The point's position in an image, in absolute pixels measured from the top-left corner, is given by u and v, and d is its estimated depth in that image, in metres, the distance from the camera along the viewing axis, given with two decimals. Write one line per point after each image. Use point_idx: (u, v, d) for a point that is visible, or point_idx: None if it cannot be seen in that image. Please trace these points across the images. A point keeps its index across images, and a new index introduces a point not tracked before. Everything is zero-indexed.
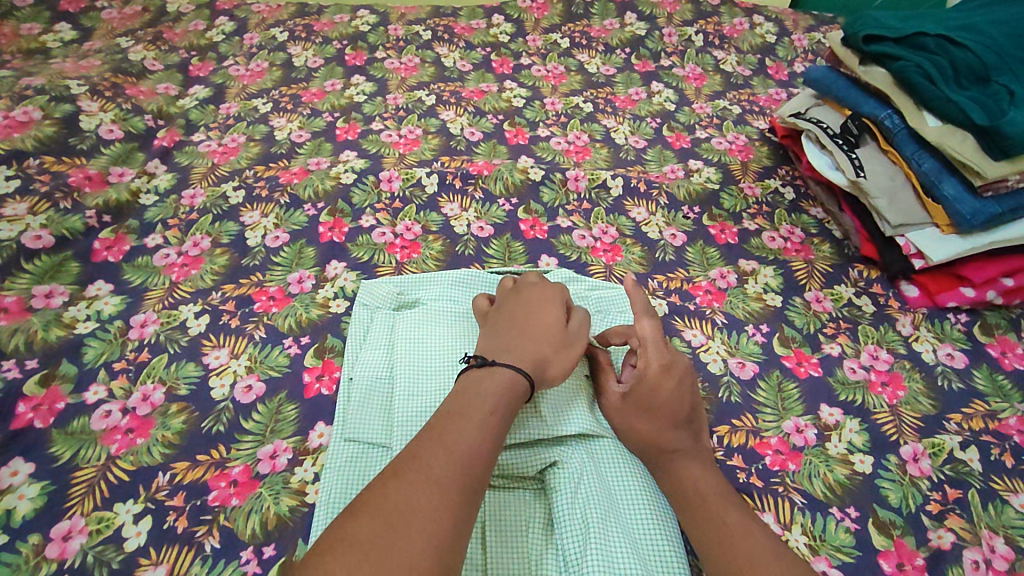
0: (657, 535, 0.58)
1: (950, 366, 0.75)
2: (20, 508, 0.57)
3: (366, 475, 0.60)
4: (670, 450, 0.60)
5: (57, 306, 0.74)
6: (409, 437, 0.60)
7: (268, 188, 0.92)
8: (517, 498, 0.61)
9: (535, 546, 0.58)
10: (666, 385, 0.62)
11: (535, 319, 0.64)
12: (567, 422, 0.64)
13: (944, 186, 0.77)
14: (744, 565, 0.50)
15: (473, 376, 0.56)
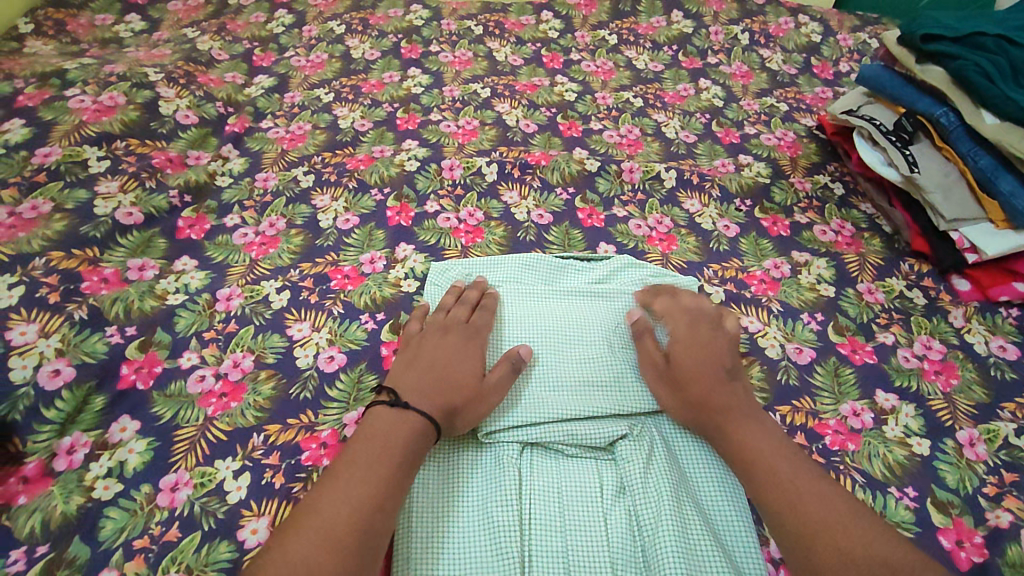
0: (726, 510, 0.62)
1: (1003, 357, 0.78)
2: (131, 461, 0.62)
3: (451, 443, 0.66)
4: (723, 413, 0.61)
5: (149, 278, 0.78)
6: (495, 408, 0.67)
7: (337, 173, 0.96)
8: (589, 466, 0.64)
9: (610, 509, 0.61)
10: (696, 337, 0.68)
11: (457, 361, 0.66)
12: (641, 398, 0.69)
13: (1001, 182, 0.79)
14: (820, 534, 0.51)
15: (389, 419, 0.59)
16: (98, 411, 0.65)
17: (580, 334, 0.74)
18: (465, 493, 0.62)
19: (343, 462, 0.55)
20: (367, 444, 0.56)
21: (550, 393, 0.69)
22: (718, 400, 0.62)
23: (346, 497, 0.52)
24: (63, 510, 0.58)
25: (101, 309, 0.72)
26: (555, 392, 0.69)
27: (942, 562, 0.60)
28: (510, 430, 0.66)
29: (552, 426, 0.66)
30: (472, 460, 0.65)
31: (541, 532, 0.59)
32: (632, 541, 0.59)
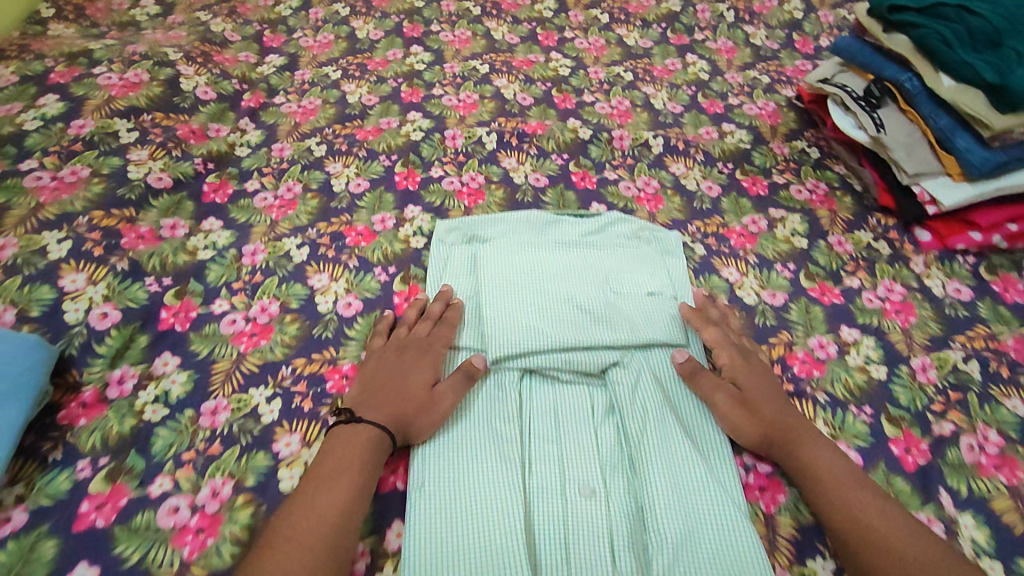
0: (701, 420, 0.71)
1: (957, 299, 0.86)
2: (175, 390, 0.70)
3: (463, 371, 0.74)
4: (798, 441, 0.66)
5: (181, 236, 0.85)
6: (502, 337, 0.75)
7: (347, 144, 1.03)
8: (583, 390, 0.73)
9: (599, 424, 0.70)
10: (754, 369, 0.73)
11: (408, 374, 0.70)
12: (633, 331, 0.76)
13: (958, 139, 0.86)
14: (887, 556, 0.56)
15: (342, 435, 0.64)
16: (143, 347, 0.73)
17: (577, 276, 0.82)
18: (473, 410, 0.70)
19: (301, 491, 0.59)
20: (324, 476, 0.60)
21: (551, 325, 0.76)
22: (793, 426, 0.67)
23: (314, 509, 0.57)
24: (119, 430, 0.67)
25: (140, 263, 0.80)
26: (555, 325, 0.76)
27: (891, 465, 0.69)
28: (514, 359, 0.74)
29: (551, 354, 0.74)
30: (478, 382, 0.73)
31: (539, 443, 0.68)
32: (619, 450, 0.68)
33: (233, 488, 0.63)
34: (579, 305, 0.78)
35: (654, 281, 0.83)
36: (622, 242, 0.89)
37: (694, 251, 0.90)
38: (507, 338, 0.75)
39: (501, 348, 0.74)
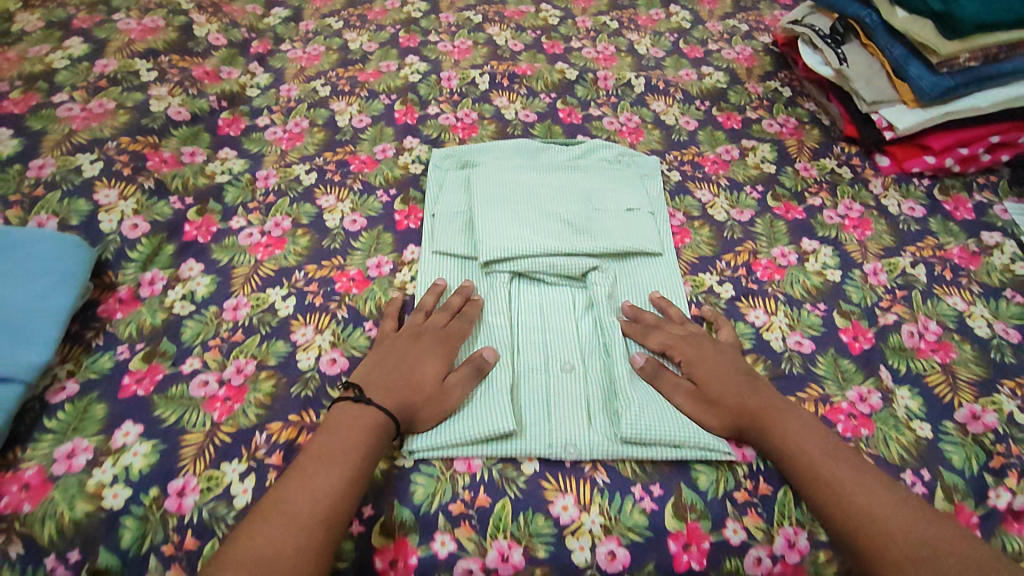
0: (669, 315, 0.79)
1: (912, 215, 0.94)
2: (200, 290, 0.79)
3: (456, 275, 0.82)
4: (767, 430, 0.65)
5: (200, 162, 0.93)
6: (491, 243, 0.81)
7: (350, 85, 1.10)
8: (565, 291, 0.81)
9: (579, 318, 0.78)
10: (709, 355, 0.71)
11: (419, 364, 0.69)
12: (611, 240, 0.83)
13: (910, 68, 0.94)
14: (868, 523, 0.58)
15: (348, 412, 0.64)
16: (171, 255, 0.82)
17: (562, 194, 0.89)
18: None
19: (299, 466, 0.59)
20: (324, 458, 0.59)
21: (537, 235, 0.83)
22: (755, 410, 0.67)
23: (309, 488, 0.57)
24: (151, 322, 0.75)
25: (164, 183, 0.87)
26: (540, 234, 0.83)
27: (839, 350, 0.77)
28: (502, 264, 0.81)
29: (536, 259, 0.81)
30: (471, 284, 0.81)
31: (525, 333, 0.76)
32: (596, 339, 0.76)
33: (255, 366, 0.72)
34: (562, 218, 0.85)
35: (632, 199, 0.90)
36: (603, 167, 0.96)
37: (670, 176, 0.98)
38: (496, 244, 0.81)
39: (490, 253, 0.81)
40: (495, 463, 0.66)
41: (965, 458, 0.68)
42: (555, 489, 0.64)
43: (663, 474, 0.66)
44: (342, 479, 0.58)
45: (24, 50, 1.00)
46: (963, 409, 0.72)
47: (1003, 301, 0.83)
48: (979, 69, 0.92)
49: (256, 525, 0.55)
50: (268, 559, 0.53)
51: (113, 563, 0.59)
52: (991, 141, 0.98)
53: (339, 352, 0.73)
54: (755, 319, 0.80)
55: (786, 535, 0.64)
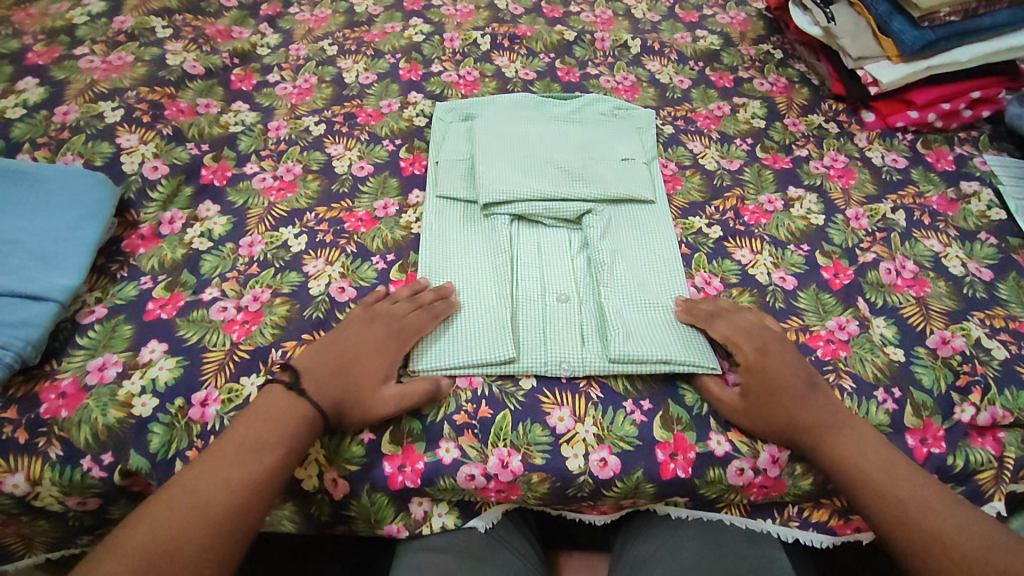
0: (661, 254, 0.82)
1: (894, 166, 0.98)
2: (217, 229, 0.83)
3: (456, 216, 0.85)
4: (821, 443, 0.64)
5: (214, 113, 0.97)
6: (490, 186, 0.85)
7: (356, 44, 1.14)
8: (562, 233, 0.85)
9: (574, 255, 0.83)
10: (773, 354, 0.69)
11: (361, 359, 0.67)
12: (605, 188, 0.87)
13: (893, 23, 0.98)
14: (930, 540, 0.57)
15: (280, 401, 0.63)
16: (189, 196, 0.86)
17: (559, 144, 0.92)
18: (469, 241, 0.83)
19: (217, 450, 0.59)
20: (246, 446, 0.59)
21: (535, 180, 0.86)
22: (810, 421, 0.65)
23: (222, 478, 0.57)
24: (172, 256, 0.79)
25: (182, 131, 0.92)
26: (537, 180, 0.86)
27: (820, 286, 0.82)
28: (501, 207, 0.85)
29: (534, 202, 0.85)
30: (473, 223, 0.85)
31: (523, 267, 0.81)
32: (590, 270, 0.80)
33: (271, 294, 0.76)
34: (560, 165, 0.88)
35: (627, 150, 0.93)
36: (600, 120, 1.00)
37: (664, 129, 1.02)
38: (495, 187, 0.85)
39: (489, 196, 0.84)
40: (495, 380, 0.71)
41: (934, 379, 0.73)
42: (552, 402, 0.69)
43: (652, 392, 0.71)
44: (257, 473, 0.58)
45: (45, 7, 1.05)
46: (933, 335, 0.76)
47: (978, 243, 0.88)
48: (958, 23, 0.96)
49: (154, 513, 0.54)
50: (168, 551, 0.52)
51: (143, 465, 0.64)
52: (972, 96, 1.02)
53: (348, 282, 0.79)
54: (742, 257, 0.84)
55: (769, 450, 0.68)
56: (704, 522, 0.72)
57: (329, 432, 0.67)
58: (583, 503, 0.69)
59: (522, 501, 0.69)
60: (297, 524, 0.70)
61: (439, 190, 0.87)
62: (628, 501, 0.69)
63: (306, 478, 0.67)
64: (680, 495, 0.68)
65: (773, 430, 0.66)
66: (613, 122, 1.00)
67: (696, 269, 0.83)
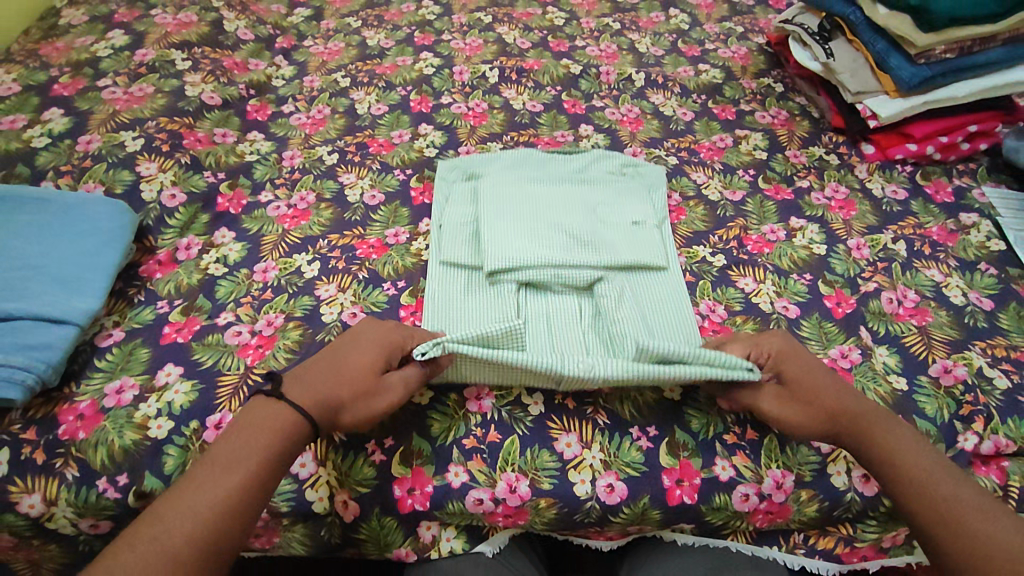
0: (678, 326, 0.78)
1: (894, 198, 1.00)
2: (232, 254, 0.85)
3: (461, 287, 0.82)
4: (866, 431, 0.63)
5: (231, 143, 1.00)
6: (495, 254, 0.81)
7: (369, 77, 1.17)
8: (573, 303, 0.81)
9: (585, 325, 0.78)
10: (800, 353, 0.69)
11: (352, 352, 0.64)
12: (616, 255, 0.83)
13: (891, 60, 1.01)
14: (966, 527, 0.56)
15: (263, 405, 0.59)
16: (205, 223, 0.88)
17: (567, 210, 0.89)
18: (474, 311, 0.79)
19: (188, 477, 0.53)
20: (220, 466, 0.54)
21: (542, 247, 0.82)
22: (856, 412, 0.64)
23: (190, 506, 0.51)
24: (188, 281, 0.81)
25: (199, 159, 0.94)
26: (545, 248, 0.82)
27: (824, 314, 0.83)
28: (508, 275, 0.81)
29: (542, 269, 0.81)
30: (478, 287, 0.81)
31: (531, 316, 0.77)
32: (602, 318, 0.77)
33: (284, 319, 0.77)
34: (568, 232, 0.85)
35: (637, 213, 0.90)
36: (610, 179, 0.97)
37: (668, 160, 1.05)
38: (499, 255, 0.81)
39: (495, 263, 0.80)
40: (504, 404, 0.71)
41: (936, 408, 0.73)
42: (560, 428, 0.70)
43: (660, 418, 0.71)
44: (230, 491, 0.53)
45: (71, 41, 1.09)
46: (935, 364, 0.77)
47: (978, 273, 0.89)
48: (954, 60, 0.99)
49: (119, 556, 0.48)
50: None
51: (157, 486, 0.64)
52: (968, 130, 1.05)
53: (359, 307, 0.80)
54: (745, 286, 0.86)
55: (774, 477, 0.68)
56: (710, 549, 0.72)
57: (342, 454, 0.67)
58: (590, 529, 0.69)
59: (529, 526, 0.69)
60: (307, 547, 0.70)
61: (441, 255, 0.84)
62: (635, 528, 0.69)
63: (317, 501, 0.66)
64: (687, 522, 0.68)
65: (819, 427, 0.64)
66: (621, 179, 0.98)
67: (701, 296, 0.84)
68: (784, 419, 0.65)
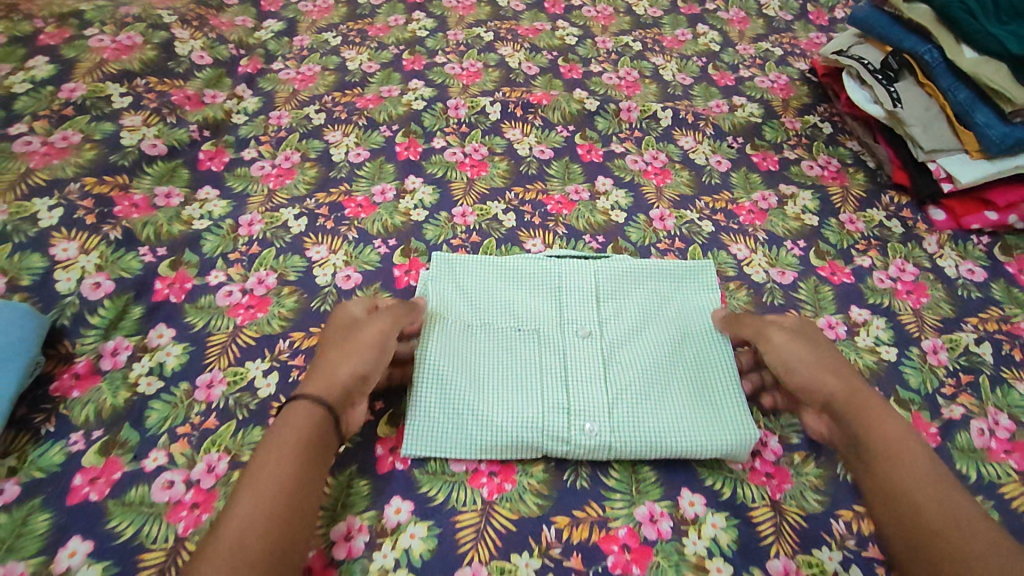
0: (710, 340, 0.71)
1: (970, 279, 0.84)
2: (169, 362, 0.69)
3: (456, 346, 0.68)
4: (852, 381, 0.61)
5: (176, 205, 0.82)
6: (494, 308, 0.72)
7: (347, 112, 1.00)
8: (580, 343, 0.69)
9: (594, 355, 0.68)
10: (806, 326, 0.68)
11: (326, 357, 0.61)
12: (625, 310, 0.73)
13: (976, 114, 0.83)
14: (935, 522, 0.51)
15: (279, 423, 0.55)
16: (137, 319, 0.71)
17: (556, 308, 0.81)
18: (476, 352, 0.68)
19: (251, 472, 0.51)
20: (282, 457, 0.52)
21: (546, 303, 0.74)
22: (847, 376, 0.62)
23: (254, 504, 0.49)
24: (112, 402, 0.65)
25: (134, 232, 0.77)
26: (546, 309, 0.73)
27: None
28: (504, 323, 0.71)
29: (542, 316, 0.72)
30: (482, 302, 0.73)
31: (542, 293, 0.74)
32: (610, 302, 0.73)
33: (229, 463, 0.61)
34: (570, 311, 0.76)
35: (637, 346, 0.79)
36: None
37: (702, 227, 0.88)
38: (499, 310, 0.72)
39: (494, 315, 0.72)
40: None
41: None
42: None
43: None
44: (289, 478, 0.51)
45: None
46: None
47: None
48: None
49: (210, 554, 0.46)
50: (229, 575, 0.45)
51: None
52: None
53: None
54: None
55: None
56: None
57: None
58: None
59: None
60: None
61: (434, 311, 0.70)
62: None
63: None
64: None
65: (829, 377, 0.61)
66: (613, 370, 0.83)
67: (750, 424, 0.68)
68: (787, 359, 0.63)
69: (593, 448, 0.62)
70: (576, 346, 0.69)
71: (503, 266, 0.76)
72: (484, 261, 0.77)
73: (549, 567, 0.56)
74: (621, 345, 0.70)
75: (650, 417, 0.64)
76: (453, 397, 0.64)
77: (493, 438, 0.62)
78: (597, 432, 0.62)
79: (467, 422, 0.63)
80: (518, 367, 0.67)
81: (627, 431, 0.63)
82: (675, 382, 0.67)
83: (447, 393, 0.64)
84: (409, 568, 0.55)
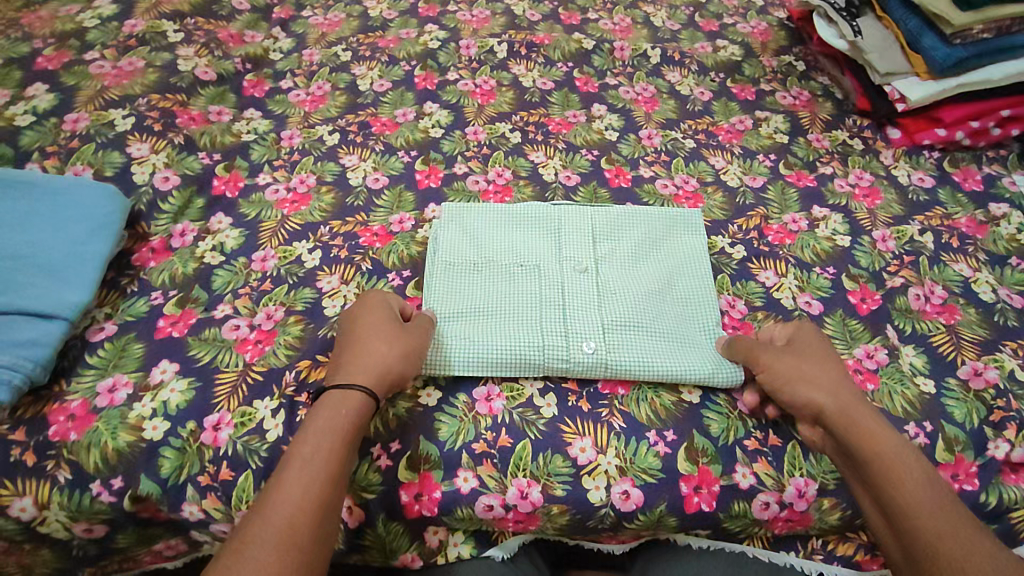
0: (692, 283, 0.79)
1: (921, 186, 0.96)
2: (229, 242, 0.81)
3: (464, 283, 0.77)
4: (837, 390, 0.64)
5: (226, 121, 0.95)
6: (497, 248, 0.81)
7: (370, 50, 1.12)
8: (577, 280, 0.77)
9: (590, 290, 0.77)
10: (808, 339, 0.70)
11: (372, 342, 0.66)
12: (618, 253, 0.81)
13: (924, 38, 0.96)
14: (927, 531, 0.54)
15: (332, 403, 0.60)
16: (200, 208, 0.84)
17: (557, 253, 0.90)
18: (482, 287, 0.77)
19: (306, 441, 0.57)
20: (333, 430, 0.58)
21: (546, 245, 0.82)
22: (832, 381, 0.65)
23: (308, 468, 0.55)
24: (183, 270, 0.78)
25: (193, 139, 0.90)
26: (546, 250, 0.81)
27: (848, 311, 0.79)
28: (508, 260, 0.79)
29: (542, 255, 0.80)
30: (487, 245, 0.81)
31: (542, 237, 0.82)
32: (604, 244, 0.82)
33: (284, 313, 0.74)
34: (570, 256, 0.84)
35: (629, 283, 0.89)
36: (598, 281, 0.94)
37: (685, 143, 1.00)
38: (502, 249, 0.81)
39: (498, 253, 0.80)
40: (515, 408, 0.69)
41: (966, 412, 0.71)
42: (574, 432, 0.67)
43: (677, 423, 0.68)
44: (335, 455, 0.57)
45: (55, 9, 1.03)
46: (965, 366, 0.74)
47: (1008, 268, 0.86)
48: (992, 41, 0.95)
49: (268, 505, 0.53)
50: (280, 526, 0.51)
51: (154, 490, 0.62)
52: (1001, 115, 1.00)
53: None
54: (766, 280, 0.82)
55: (796, 485, 0.66)
56: (726, 553, 0.69)
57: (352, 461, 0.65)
58: (604, 534, 0.67)
59: (541, 532, 0.68)
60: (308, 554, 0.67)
61: (444, 255, 0.79)
62: (649, 533, 0.67)
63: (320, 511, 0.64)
64: (703, 528, 0.67)
65: (814, 390, 0.64)
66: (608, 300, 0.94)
67: (720, 292, 0.81)
68: (774, 376, 0.67)
69: (592, 365, 0.70)
70: (573, 282, 0.77)
71: (505, 211, 0.84)
72: (489, 206, 0.85)
73: (551, 387, 0.71)
74: (614, 282, 0.78)
75: (642, 344, 0.72)
76: (463, 327, 0.73)
77: (501, 355, 0.70)
78: (595, 351, 0.71)
79: (477, 344, 0.71)
80: (521, 300, 0.75)
81: (621, 351, 0.71)
82: (663, 313, 0.75)
83: (459, 326, 0.73)
84: (436, 386, 0.70)
